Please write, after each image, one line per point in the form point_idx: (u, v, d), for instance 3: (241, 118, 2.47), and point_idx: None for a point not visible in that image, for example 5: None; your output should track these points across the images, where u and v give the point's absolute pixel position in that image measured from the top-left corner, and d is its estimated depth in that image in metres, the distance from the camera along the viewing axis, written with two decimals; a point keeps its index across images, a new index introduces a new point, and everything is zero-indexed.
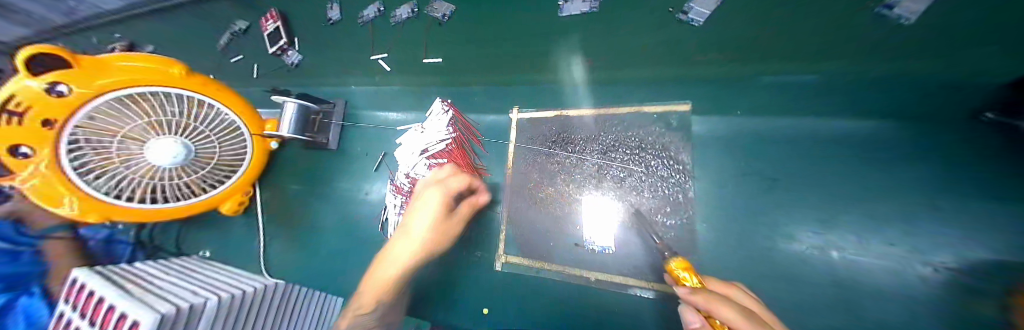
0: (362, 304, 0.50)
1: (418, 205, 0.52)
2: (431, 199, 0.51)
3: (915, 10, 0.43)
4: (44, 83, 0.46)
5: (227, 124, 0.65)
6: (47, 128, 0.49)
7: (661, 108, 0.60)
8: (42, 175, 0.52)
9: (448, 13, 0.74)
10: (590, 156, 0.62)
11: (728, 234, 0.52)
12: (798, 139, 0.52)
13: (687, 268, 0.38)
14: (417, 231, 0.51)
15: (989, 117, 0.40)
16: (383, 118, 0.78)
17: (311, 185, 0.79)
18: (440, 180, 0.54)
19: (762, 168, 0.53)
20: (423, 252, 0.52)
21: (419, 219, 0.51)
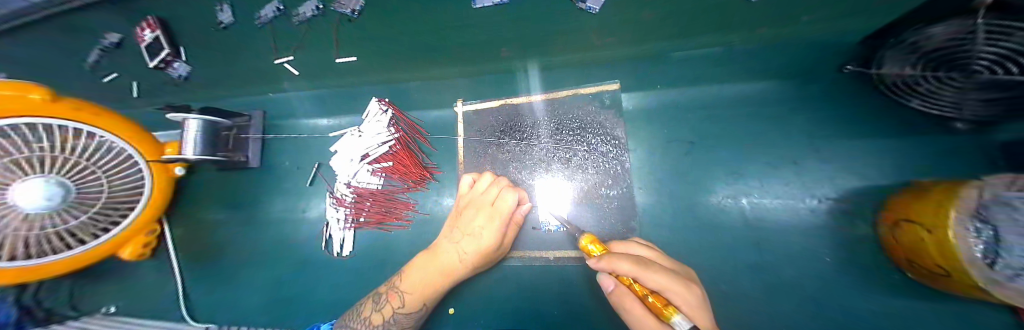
0: (405, 304, 0.50)
1: (470, 229, 0.53)
2: (502, 213, 0.53)
3: None
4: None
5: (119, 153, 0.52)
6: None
7: (595, 88, 0.63)
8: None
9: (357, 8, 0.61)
10: (538, 140, 0.64)
11: (662, 197, 0.57)
12: (706, 103, 0.58)
13: (595, 240, 0.39)
14: (468, 253, 0.51)
15: (851, 66, 0.50)
16: (312, 125, 0.72)
17: (236, 211, 0.69)
18: (492, 203, 0.54)
19: (684, 133, 0.58)
20: (465, 268, 0.51)
21: (473, 239, 0.52)
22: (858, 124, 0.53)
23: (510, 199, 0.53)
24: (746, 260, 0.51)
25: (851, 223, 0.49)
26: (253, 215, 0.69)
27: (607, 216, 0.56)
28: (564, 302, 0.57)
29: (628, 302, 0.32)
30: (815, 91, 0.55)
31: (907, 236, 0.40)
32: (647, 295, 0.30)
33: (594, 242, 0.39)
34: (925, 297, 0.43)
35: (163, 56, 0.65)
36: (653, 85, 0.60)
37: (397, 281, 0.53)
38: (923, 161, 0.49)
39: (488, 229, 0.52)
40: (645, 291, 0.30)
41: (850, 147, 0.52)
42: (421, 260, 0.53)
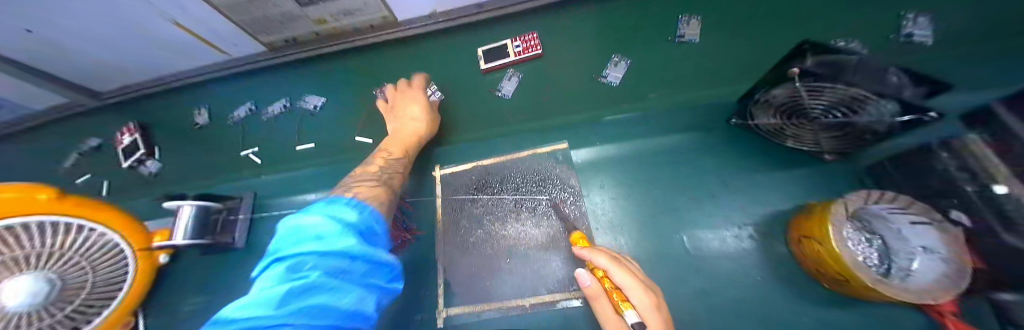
0: (394, 154, 0.69)
1: (410, 113, 0.73)
2: (416, 98, 0.75)
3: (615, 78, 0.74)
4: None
5: (111, 242, 0.56)
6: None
7: (550, 147, 0.76)
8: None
9: (318, 105, 0.84)
10: (506, 194, 0.73)
11: (620, 234, 0.64)
12: (639, 153, 0.72)
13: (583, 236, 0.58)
14: (415, 113, 0.74)
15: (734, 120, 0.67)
16: (304, 200, 0.79)
17: (217, 293, 0.70)
18: (409, 117, 0.73)
19: (627, 178, 0.70)
20: (417, 130, 0.72)
21: (403, 122, 0.72)
22: (756, 162, 0.66)
23: (412, 94, 0.75)
24: (699, 289, 0.56)
25: (772, 244, 0.58)
26: (234, 295, 0.70)
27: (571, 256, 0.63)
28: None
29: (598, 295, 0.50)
30: (719, 138, 0.70)
31: (812, 252, 0.49)
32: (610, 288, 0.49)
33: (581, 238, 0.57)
34: (842, 306, 0.50)
35: (138, 156, 0.80)
36: (595, 142, 0.75)
37: (367, 166, 0.66)
38: (809, 188, 0.62)
39: (414, 113, 0.74)
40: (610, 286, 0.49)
41: (753, 179, 0.65)
42: (376, 164, 0.67)
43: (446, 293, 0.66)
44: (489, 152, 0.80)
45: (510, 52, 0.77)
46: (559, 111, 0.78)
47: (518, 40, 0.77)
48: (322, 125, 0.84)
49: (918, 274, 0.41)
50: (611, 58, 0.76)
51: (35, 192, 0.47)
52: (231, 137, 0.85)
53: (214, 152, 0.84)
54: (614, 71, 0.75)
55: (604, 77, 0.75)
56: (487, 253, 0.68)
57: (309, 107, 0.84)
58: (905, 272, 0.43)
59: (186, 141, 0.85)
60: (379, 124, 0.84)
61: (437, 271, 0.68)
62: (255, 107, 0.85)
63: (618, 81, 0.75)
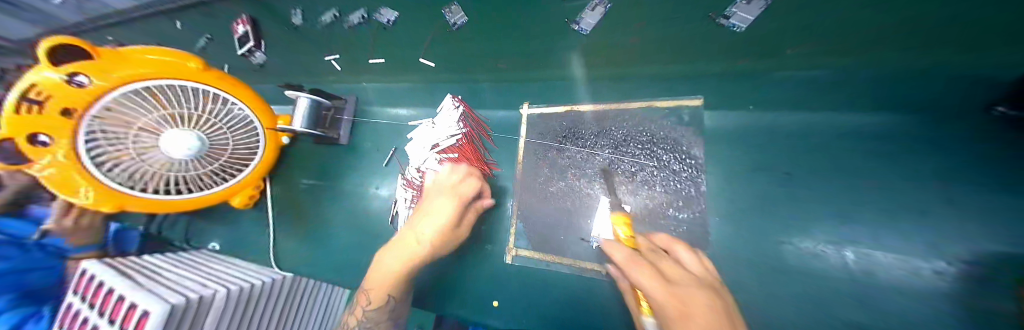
0: (371, 302, 0.56)
1: (430, 209, 0.57)
2: (459, 192, 0.59)
3: (744, 19, 0.52)
4: (64, 73, 0.49)
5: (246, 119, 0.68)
6: (67, 116, 0.51)
7: (672, 102, 0.60)
8: (60, 164, 0.52)
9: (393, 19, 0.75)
10: (601, 150, 0.63)
11: (739, 227, 0.52)
12: (806, 132, 0.52)
13: (625, 221, 0.49)
14: (428, 231, 0.56)
15: (1001, 110, 0.41)
16: (393, 113, 0.79)
17: (320, 180, 0.80)
18: (453, 186, 0.60)
19: (774, 162, 0.53)
20: (426, 252, 0.56)
21: (427, 220, 0.56)
22: None
23: (449, 198, 0.57)
24: (852, 321, 0.43)
25: None
26: (331, 184, 0.78)
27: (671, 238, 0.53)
28: (609, 318, 0.56)
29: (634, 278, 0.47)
30: None
31: None
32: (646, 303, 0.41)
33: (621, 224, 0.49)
34: None
35: (248, 46, 0.83)
36: (740, 105, 0.56)
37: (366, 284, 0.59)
38: None
39: (446, 206, 0.56)
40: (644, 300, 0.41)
41: None
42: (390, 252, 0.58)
43: (517, 236, 0.65)
44: (590, 98, 0.68)
45: None
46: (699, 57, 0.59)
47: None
48: (403, 34, 0.76)
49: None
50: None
51: (187, 61, 0.61)
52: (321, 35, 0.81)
53: (309, 50, 0.85)
54: (745, 9, 0.52)
55: (726, 18, 0.54)
56: (566, 207, 0.62)
57: (384, 20, 0.75)
58: None
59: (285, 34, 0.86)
60: (464, 45, 0.73)
61: (512, 216, 0.66)
62: (338, 15, 0.78)
63: (747, 23, 0.53)
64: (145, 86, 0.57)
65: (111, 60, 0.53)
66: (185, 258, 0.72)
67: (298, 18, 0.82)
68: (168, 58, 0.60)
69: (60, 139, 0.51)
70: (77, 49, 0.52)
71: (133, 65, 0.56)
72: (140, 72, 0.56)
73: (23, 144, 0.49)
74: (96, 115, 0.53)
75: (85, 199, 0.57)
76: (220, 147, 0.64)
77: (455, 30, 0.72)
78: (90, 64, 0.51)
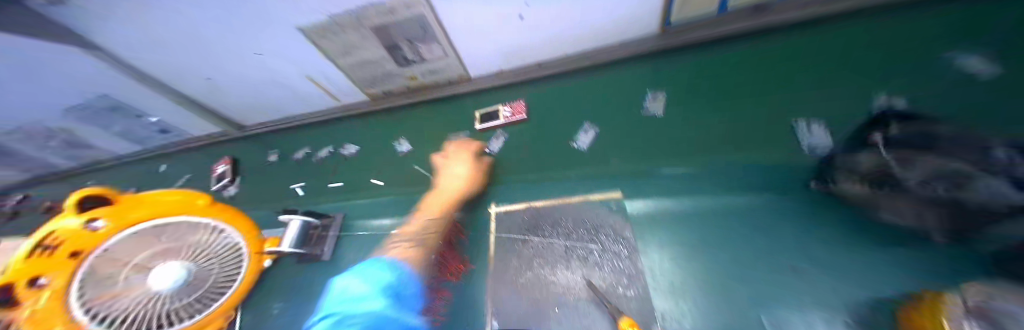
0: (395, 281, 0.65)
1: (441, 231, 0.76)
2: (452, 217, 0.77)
3: (583, 142, 0.93)
4: (85, 219, 0.68)
5: (234, 244, 0.79)
6: (73, 257, 0.64)
7: (602, 196, 0.78)
8: (43, 308, 0.57)
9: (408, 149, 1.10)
10: (557, 238, 0.75)
11: (682, 300, 0.59)
12: (701, 210, 0.70)
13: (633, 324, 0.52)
14: None
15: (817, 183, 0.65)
16: (375, 224, 0.90)
17: (295, 303, 0.80)
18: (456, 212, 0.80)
19: (689, 238, 0.67)
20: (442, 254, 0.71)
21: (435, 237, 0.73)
22: (853, 235, 0.59)
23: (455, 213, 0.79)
24: None
25: None
26: (304, 304, 0.79)
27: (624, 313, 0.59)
28: None
29: None
30: (797, 202, 0.66)
31: None
32: None
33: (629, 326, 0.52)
34: None
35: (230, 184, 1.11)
36: (651, 194, 0.76)
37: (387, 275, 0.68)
38: (935, 274, 0.50)
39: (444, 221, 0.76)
40: None
41: (849, 254, 0.57)
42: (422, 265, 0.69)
43: None
44: (542, 196, 0.85)
45: (503, 116, 1.06)
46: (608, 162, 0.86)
47: (508, 107, 1.06)
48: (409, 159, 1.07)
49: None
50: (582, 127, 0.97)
51: (199, 202, 0.82)
52: (341, 169, 1.10)
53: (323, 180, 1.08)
54: (584, 138, 0.94)
55: (575, 142, 0.94)
56: (535, 297, 0.68)
57: (348, 153, 1.15)
58: None
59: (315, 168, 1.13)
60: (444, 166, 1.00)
61: (487, 315, 0.68)
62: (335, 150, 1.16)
63: (582, 143, 0.93)
64: (146, 225, 0.74)
65: (122, 208, 0.75)
66: None
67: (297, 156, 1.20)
68: (179, 198, 0.82)
69: (55, 280, 0.60)
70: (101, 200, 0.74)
71: (150, 210, 0.76)
72: (140, 216, 0.74)
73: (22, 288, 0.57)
74: (94, 254, 0.66)
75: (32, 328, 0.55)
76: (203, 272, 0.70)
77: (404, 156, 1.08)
78: (105, 210, 0.72)
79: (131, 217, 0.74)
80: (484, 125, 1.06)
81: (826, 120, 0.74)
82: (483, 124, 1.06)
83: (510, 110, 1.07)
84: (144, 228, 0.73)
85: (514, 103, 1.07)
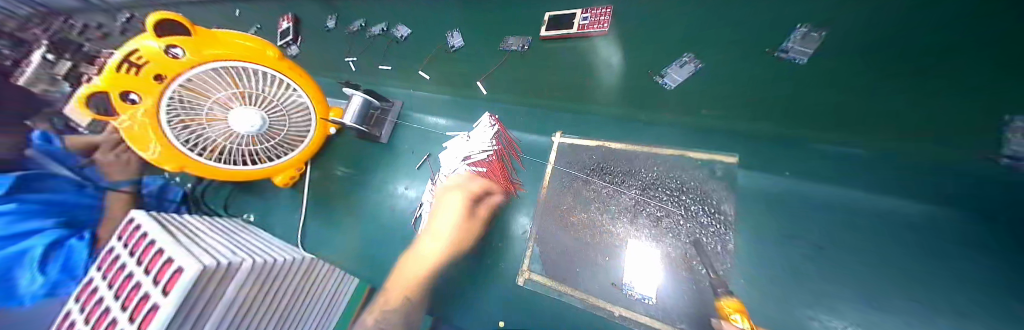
0: (393, 302, 0.58)
1: (443, 205, 0.69)
2: (463, 189, 0.70)
3: (672, 80, 0.68)
4: (164, 45, 0.56)
5: (302, 104, 0.75)
6: (157, 81, 0.57)
7: (707, 155, 0.61)
8: (139, 120, 0.59)
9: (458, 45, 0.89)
10: (628, 188, 0.64)
11: (764, 296, 0.49)
12: (850, 208, 0.50)
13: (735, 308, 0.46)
14: (441, 231, 0.66)
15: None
16: (432, 122, 0.86)
17: (354, 173, 0.86)
18: (462, 184, 0.71)
19: (813, 234, 0.50)
20: (443, 251, 0.65)
21: (444, 218, 0.67)
22: None
23: (473, 186, 0.70)
24: None
25: None
26: (363, 177, 0.84)
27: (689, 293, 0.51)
28: None
29: None
30: None
31: None
32: None
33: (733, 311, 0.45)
34: None
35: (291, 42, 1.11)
36: (778, 169, 0.57)
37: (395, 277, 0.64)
38: None
39: (454, 201, 0.69)
40: None
41: None
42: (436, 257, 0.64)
43: (531, 260, 0.66)
44: (623, 137, 0.70)
45: (576, 23, 0.79)
46: (722, 114, 0.64)
47: (587, 13, 0.78)
48: (467, 55, 0.89)
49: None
50: (682, 58, 0.69)
51: (267, 50, 0.67)
52: (390, 52, 0.98)
53: (382, 60, 1.00)
54: (674, 72, 0.68)
55: (661, 77, 0.70)
56: (584, 240, 0.62)
57: (399, 35, 0.96)
58: None
59: (370, 46, 1.02)
60: (511, 78, 0.85)
61: (527, 239, 0.68)
62: (386, 29, 0.99)
63: (674, 83, 0.68)
64: (224, 66, 0.62)
65: (203, 38, 0.60)
66: (220, 224, 0.77)
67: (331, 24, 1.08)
68: (249, 44, 0.66)
69: (145, 99, 0.58)
70: (176, 26, 0.58)
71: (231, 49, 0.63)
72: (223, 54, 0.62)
73: (116, 98, 0.56)
74: (180, 85, 0.60)
75: (153, 154, 0.64)
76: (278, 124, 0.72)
77: (454, 52, 0.90)
78: (184, 39, 0.57)
79: (213, 52, 0.61)
80: (550, 32, 0.80)
81: None
82: (550, 31, 0.80)
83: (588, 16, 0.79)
84: (219, 69, 0.62)
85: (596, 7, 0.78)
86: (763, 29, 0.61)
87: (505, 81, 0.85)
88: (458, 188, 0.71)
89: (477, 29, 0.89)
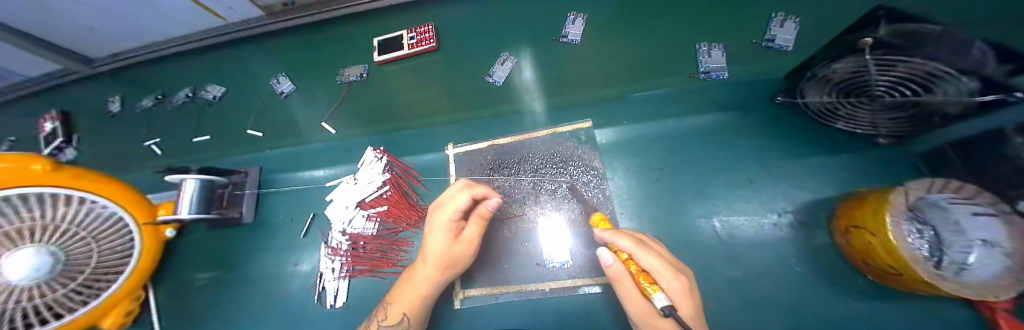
0: (388, 316, 0.53)
1: (432, 226, 0.53)
2: (453, 208, 0.51)
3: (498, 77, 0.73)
4: None
5: (116, 218, 0.55)
6: None
7: (572, 126, 0.70)
8: None
9: (288, 91, 0.80)
10: (524, 175, 0.69)
11: (642, 220, 0.62)
12: (667, 135, 0.67)
13: (604, 218, 0.50)
14: (432, 257, 0.51)
15: (781, 98, 0.62)
16: (308, 176, 0.76)
17: (224, 271, 0.69)
18: (447, 198, 0.54)
19: (653, 161, 0.66)
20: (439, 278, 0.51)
21: (435, 239, 0.52)
22: (803, 144, 0.62)
23: (461, 199, 0.51)
24: (728, 275, 0.55)
25: (811, 232, 0.55)
26: (240, 270, 0.69)
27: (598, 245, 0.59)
28: None
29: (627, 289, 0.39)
30: (759, 118, 0.65)
31: (859, 241, 0.46)
32: (636, 271, 0.40)
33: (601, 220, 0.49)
34: (885, 297, 0.48)
35: (57, 143, 0.84)
36: (623, 120, 0.70)
37: (388, 299, 0.55)
38: (856, 176, 0.58)
39: (441, 225, 0.52)
40: (637, 269, 0.40)
41: (796, 163, 0.61)
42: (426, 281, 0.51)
43: (461, 277, 0.62)
44: (505, 131, 0.74)
45: (405, 43, 0.76)
46: (566, 90, 0.73)
47: (412, 32, 0.76)
48: (320, 93, 0.79)
49: (975, 266, 0.40)
50: (500, 57, 0.76)
51: (27, 163, 0.47)
52: (220, 117, 0.82)
53: (216, 127, 0.82)
54: (499, 69, 0.74)
55: (489, 75, 0.74)
56: (504, 236, 0.65)
57: (213, 96, 0.84)
58: (960, 267, 0.42)
59: (198, 115, 0.84)
60: (370, 104, 0.77)
61: None
62: (193, 94, 0.85)
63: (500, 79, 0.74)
64: None
65: None
66: None
67: (150, 101, 0.88)
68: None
69: None
70: None
71: None
72: None
73: None
74: None
75: None
76: (85, 255, 0.50)
77: (285, 99, 0.80)
78: None
79: None
80: (383, 55, 0.76)
81: (818, 12, 0.63)
82: (382, 55, 0.76)
83: (414, 36, 0.77)
84: None
85: (419, 27, 0.77)
86: (567, 18, 0.75)
87: (370, 108, 0.77)
88: (445, 204, 0.53)
89: (324, 63, 0.81)
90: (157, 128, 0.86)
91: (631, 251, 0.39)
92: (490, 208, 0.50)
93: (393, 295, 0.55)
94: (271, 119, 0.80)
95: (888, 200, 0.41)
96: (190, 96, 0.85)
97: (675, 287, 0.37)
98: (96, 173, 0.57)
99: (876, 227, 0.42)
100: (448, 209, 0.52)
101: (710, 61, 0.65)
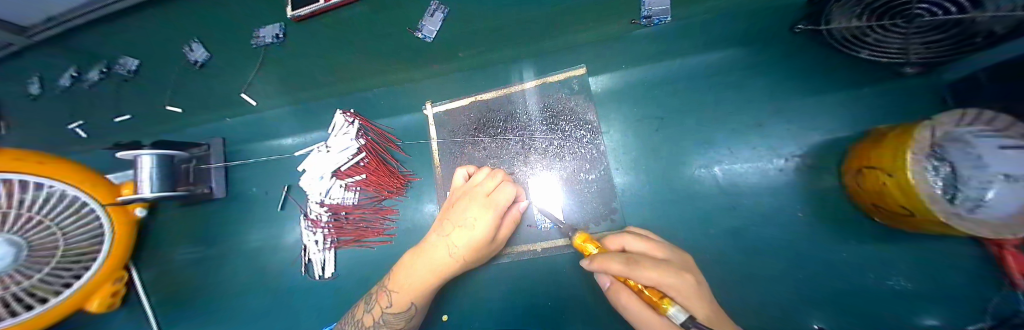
0: (393, 303, 0.47)
1: (461, 218, 0.47)
2: (498, 204, 0.46)
3: (428, 32, 0.60)
4: None
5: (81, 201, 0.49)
6: None
7: (563, 75, 0.63)
8: None
9: (200, 59, 0.69)
10: (512, 133, 0.63)
11: (640, 174, 0.58)
12: (667, 80, 0.60)
13: (588, 238, 0.38)
14: (459, 246, 0.46)
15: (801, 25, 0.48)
16: (275, 144, 0.72)
17: (213, 247, 0.67)
18: (488, 194, 0.48)
19: (654, 110, 0.60)
20: (458, 265, 0.47)
21: (463, 232, 0.46)
22: (821, 80, 0.55)
23: (508, 192, 0.47)
24: (725, 225, 0.53)
25: (817, 176, 0.52)
26: (230, 246, 0.67)
27: (600, 214, 0.56)
28: (571, 300, 0.54)
29: (623, 294, 0.34)
30: (775, 51, 0.56)
31: (870, 181, 0.41)
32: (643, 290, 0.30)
33: (587, 243, 0.37)
34: (888, 237, 0.46)
35: None
36: (619, 64, 0.61)
37: (387, 281, 0.50)
38: (874, 112, 0.52)
39: (481, 221, 0.46)
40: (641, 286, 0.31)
41: (808, 102, 0.55)
42: (445, 270, 0.46)
43: None
44: (486, 85, 0.66)
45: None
46: None
47: None
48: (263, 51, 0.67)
49: (993, 204, 0.32)
50: (429, 6, 0.61)
51: None
52: (162, 90, 0.72)
53: (162, 102, 0.73)
54: (428, 23, 0.60)
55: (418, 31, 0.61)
56: None
57: (128, 69, 0.73)
58: (975, 203, 0.33)
59: (137, 89, 0.74)
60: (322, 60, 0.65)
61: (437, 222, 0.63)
62: (107, 69, 0.74)
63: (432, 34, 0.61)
64: None
65: None
66: None
67: (68, 79, 0.76)
68: None
69: None
70: None
71: None
72: None
73: None
74: None
75: None
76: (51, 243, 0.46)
77: (201, 69, 0.70)
78: None
79: None
80: (298, 10, 0.63)
81: None
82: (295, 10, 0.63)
83: None
84: None
85: None
86: None
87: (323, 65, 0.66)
88: (486, 200, 0.47)
89: (260, 13, 0.67)
90: (102, 106, 0.76)
91: (624, 276, 0.30)
92: (522, 210, 0.51)
93: (391, 276, 0.50)
94: (217, 86, 0.70)
95: (912, 136, 0.33)
96: (105, 70, 0.74)
97: (685, 292, 0.29)
98: (40, 154, 0.49)
99: (892, 165, 0.34)
100: (496, 203, 0.46)
101: (653, 2, 0.51)
